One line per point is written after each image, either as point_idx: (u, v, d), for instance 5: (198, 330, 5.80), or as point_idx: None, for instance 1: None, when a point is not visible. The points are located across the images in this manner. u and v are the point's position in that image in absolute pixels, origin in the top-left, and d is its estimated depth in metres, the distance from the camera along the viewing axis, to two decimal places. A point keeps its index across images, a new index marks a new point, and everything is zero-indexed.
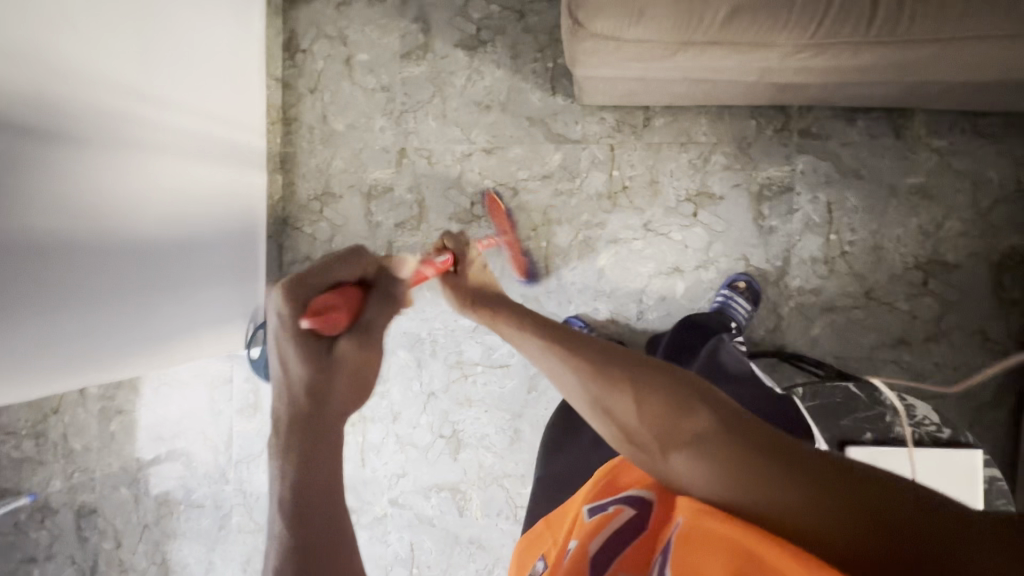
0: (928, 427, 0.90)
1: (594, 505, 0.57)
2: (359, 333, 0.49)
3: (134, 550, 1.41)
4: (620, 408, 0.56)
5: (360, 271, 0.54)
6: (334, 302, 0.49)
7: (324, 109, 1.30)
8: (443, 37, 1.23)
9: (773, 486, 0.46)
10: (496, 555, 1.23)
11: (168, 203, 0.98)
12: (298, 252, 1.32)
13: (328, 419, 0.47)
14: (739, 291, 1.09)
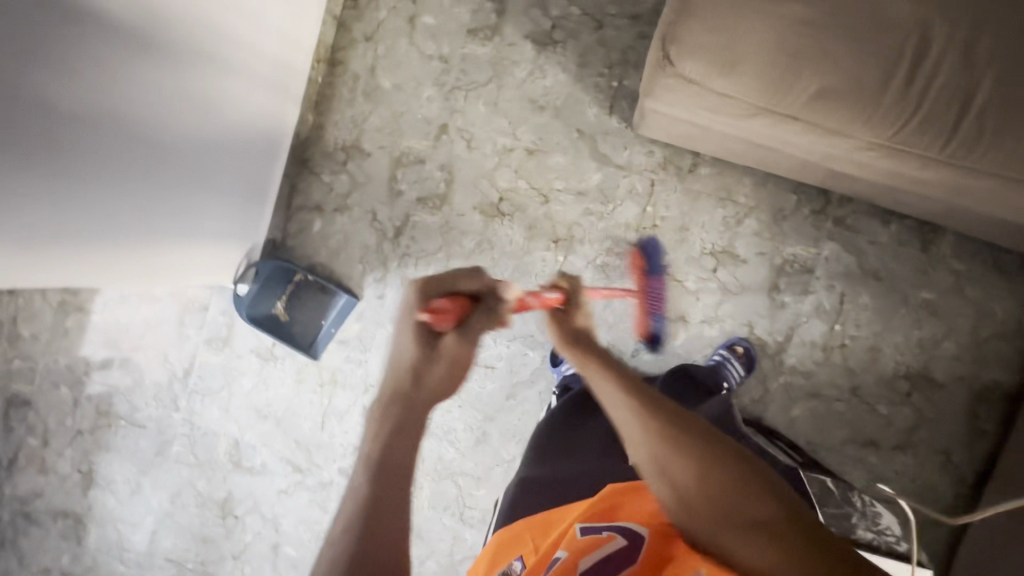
0: (888, 537, 0.87)
1: (588, 525, 0.61)
2: (460, 334, 0.66)
3: (60, 453, 1.35)
4: (676, 470, 0.56)
5: (478, 286, 0.68)
6: (446, 304, 0.66)
7: (375, 61, 1.24)
8: (515, 24, 1.20)
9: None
10: (432, 548, 1.22)
11: (196, 122, 0.94)
12: (310, 198, 1.27)
13: (419, 401, 0.63)
14: (737, 355, 1.10)
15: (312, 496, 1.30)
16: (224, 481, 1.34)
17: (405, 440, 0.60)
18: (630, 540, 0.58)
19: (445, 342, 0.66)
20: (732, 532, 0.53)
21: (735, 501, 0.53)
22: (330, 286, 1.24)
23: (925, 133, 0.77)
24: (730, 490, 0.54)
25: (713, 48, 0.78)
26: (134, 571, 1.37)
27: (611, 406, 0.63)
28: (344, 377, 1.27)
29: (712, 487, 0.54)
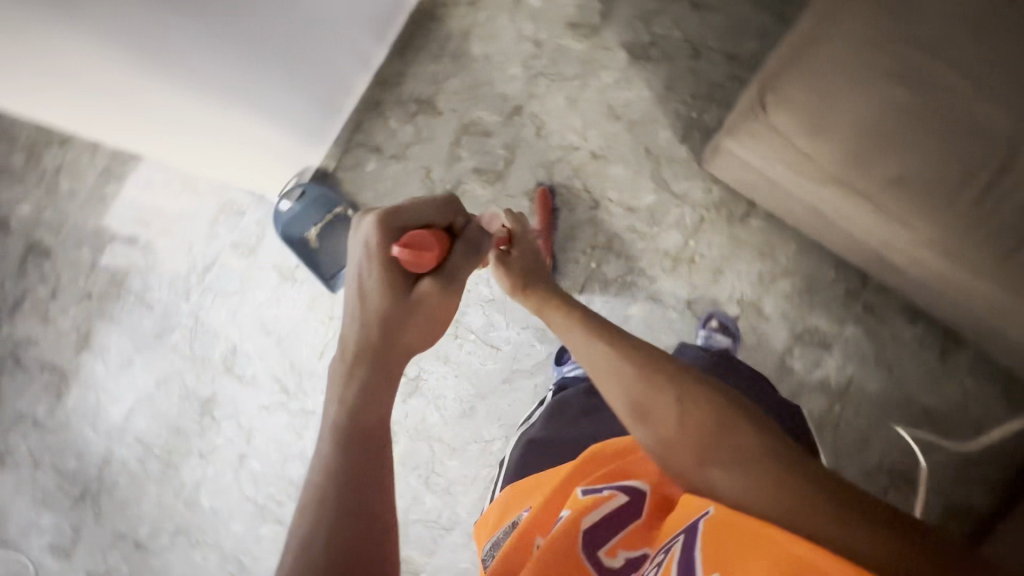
0: None
1: (591, 484, 0.60)
2: (439, 277, 0.64)
3: (65, 309, 1.38)
4: (660, 408, 0.57)
5: (448, 219, 0.68)
6: (419, 236, 0.63)
7: (472, 27, 1.26)
8: (615, 31, 1.21)
9: (791, 497, 0.49)
10: None
11: (281, 23, 0.99)
12: (371, 138, 1.29)
13: (393, 351, 0.61)
14: (716, 329, 1.11)
15: (291, 420, 1.32)
16: (211, 381, 1.36)
17: (376, 394, 0.58)
18: (631, 498, 0.59)
19: (426, 284, 0.63)
20: (714, 463, 0.54)
21: (721, 434, 0.54)
22: None
23: (1001, 244, 0.76)
24: (709, 423, 0.55)
25: (811, 105, 0.81)
26: (101, 440, 1.39)
27: (599, 354, 0.64)
28: None
29: (698, 420, 0.56)
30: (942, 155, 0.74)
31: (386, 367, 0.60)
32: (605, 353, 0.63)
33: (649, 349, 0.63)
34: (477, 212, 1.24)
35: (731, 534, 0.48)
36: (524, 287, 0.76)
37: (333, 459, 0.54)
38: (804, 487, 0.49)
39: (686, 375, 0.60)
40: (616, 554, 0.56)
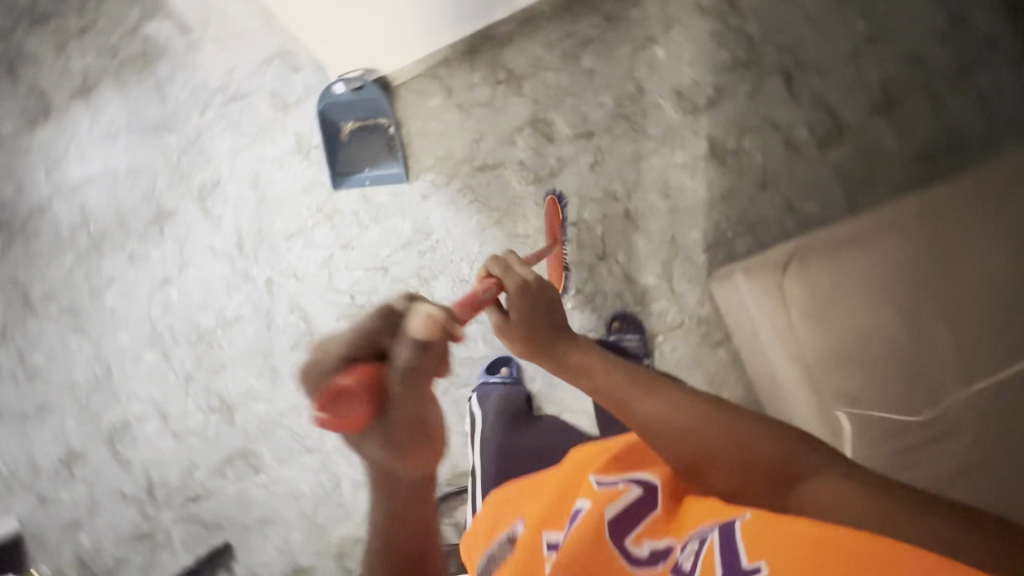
0: None
1: (602, 479, 0.59)
2: (384, 407, 0.46)
3: (85, 52, 1.34)
4: (710, 438, 0.55)
5: (368, 341, 0.47)
6: (348, 381, 0.45)
7: (594, 39, 1.25)
8: (711, 121, 1.21)
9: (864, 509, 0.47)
10: (273, 395, 1.27)
11: None
12: (449, 78, 1.28)
13: (401, 481, 0.51)
14: (621, 327, 1.19)
15: (228, 275, 1.30)
16: (179, 198, 1.32)
17: (407, 509, 0.53)
18: (642, 491, 0.57)
19: (378, 422, 0.46)
20: (781, 490, 0.52)
21: (772, 455, 0.53)
22: (398, 152, 1.27)
23: (905, 436, 0.80)
24: (764, 452, 0.53)
25: (831, 279, 0.85)
26: (47, 187, 1.35)
27: (646, 405, 0.58)
28: (338, 220, 1.27)
29: (754, 445, 0.53)
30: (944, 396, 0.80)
31: (400, 488, 0.51)
32: (651, 411, 0.58)
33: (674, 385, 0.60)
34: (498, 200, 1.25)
35: (788, 533, 0.46)
36: (534, 325, 0.66)
37: (381, 546, 0.54)
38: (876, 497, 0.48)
39: (723, 405, 0.57)
40: (644, 547, 0.53)
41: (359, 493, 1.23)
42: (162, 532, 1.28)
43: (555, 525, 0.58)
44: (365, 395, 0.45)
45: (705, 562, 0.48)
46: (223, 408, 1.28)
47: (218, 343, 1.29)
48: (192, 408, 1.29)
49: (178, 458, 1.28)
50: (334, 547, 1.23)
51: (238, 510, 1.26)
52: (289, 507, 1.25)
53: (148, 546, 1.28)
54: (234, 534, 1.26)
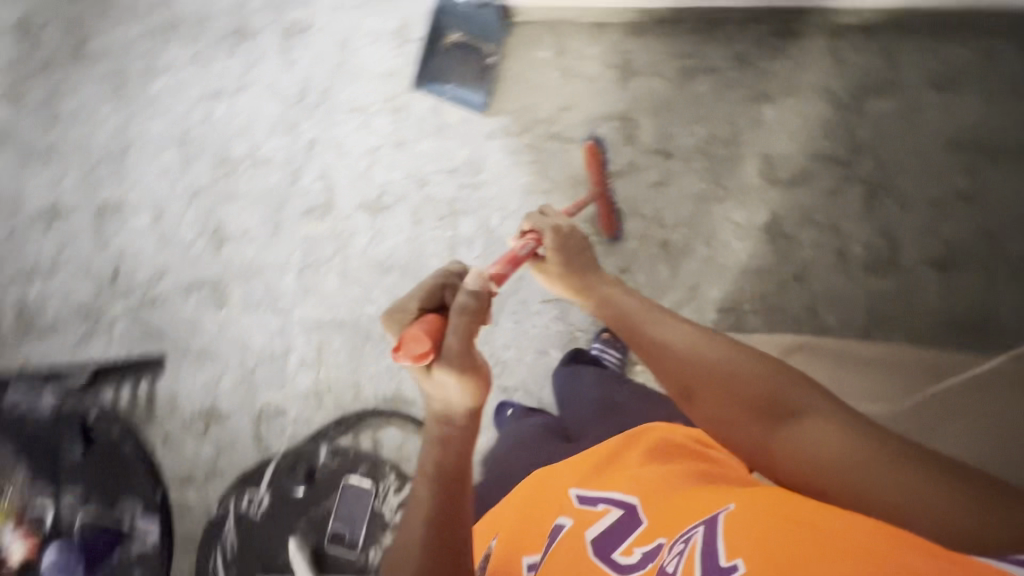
0: None
1: (585, 495, 0.65)
2: (454, 355, 0.54)
3: None
4: (718, 375, 0.65)
5: (427, 297, 0.62)
6: (420, 332, 0.55)
7: (714, 71, 1.24)
8: (781, 197, 1.21)
9: (879, 473, 0.50)
10: (266, 247, 1.26)
11: None
12: (566, 39, 1.26)
13: (453, 478, 0.56)
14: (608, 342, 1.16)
15: (277, 118, 1.28)
16: (266, 25, 1.30)
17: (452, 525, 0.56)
18: (625, 509, 0.61)
19: (442, 372, 0.54)
20: (780, 427, 0.59)
21: (778, 394, 0.61)
22: (486, 82, 1.24)
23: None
24: (764, 392, 0.61)
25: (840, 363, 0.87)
26: None
27: (661, 332, 0.73)
28: (401, 117, 1.26)
29: (759, 385, 0.62)
30: (1001, 434, 0.70)
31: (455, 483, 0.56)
32: (666, 340, 0.71)
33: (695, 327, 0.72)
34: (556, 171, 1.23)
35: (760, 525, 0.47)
36: (574, 267, 0.89)
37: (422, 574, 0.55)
38: (885, 457, 0.51)
39: (735, 347, 0.67)
40: (633, 555, 0.56)
41: (301, 373, 1.23)
42: (104, 319, 1.26)
43: (532, 548, 0.65)
44: (435, 344, 0.55)
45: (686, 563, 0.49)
46: (215, 235, 1.27)
47: (239, 175, 1.28)
48: (187, 221, 1.28)
49: (153, 260, 1.28)
50: (256, 410, 1.22)
51: (184, 333, 1.25)
52: (233, 354, 1.24)
53: (86, 325, 1.26)
54: (170, 353, 1.24)
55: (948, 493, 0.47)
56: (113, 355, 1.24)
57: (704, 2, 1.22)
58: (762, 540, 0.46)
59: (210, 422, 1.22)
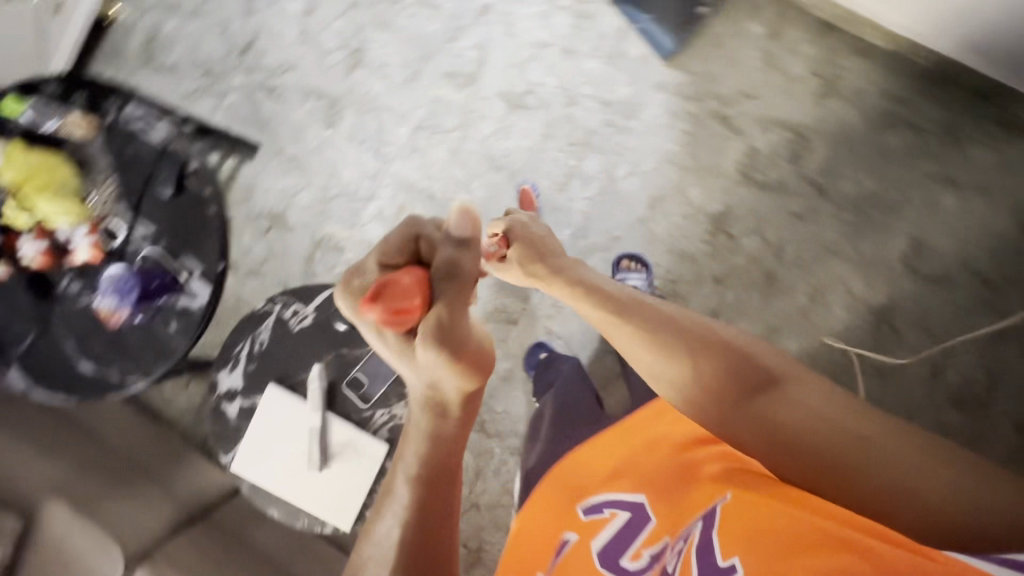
0: (349, 489, 0.89)
1: (591, 507, 0.67)
2: (438, 322, 0.49)
3: None
4: (689, 337, 0.56)
5: (405, 252, 0.54)
6: (400, 280, 0.48)
7: (916, 131, 1.12)
8: (912, 289, 1.11)
9: (873, 448, 0.45)
10: (394, 88, 1.21)
11: None
12: (787, 23, 1.13)
13: (441, 484, 0.57)
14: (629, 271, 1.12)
15: None
16: None
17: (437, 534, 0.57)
18: (634, 514, 0.63)
19: (427, 349, 0.49)
20: (757, 402, 0.50)
21: (753, 366, 0.53)
22: (686, 29, 1.13)
23: None
24: (739, 360, 0.54)
25: None
26: None
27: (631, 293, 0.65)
28: (583, 23, 1.16)
29: (731, 355, 0.54)
30: None
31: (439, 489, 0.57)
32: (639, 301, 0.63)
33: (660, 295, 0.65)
34: (705, 152, 1.15)
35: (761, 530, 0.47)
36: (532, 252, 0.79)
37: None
38: (873, 429, 0.46)
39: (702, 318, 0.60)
40: (642, 557, 0.59)
41: (372, 224, 1.21)
42: (221, 85, 1.25)
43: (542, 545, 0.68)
44: (419, 301, 0.49)
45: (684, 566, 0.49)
46: (354, 55, 1.22)
47: (401, 6, 1.21)
48: (334, 29, 1.23)
49: (286, 50, 1.24)
50: (318, 236, 1.22)
51: (286, 134, 1.23)
52: (320, 175, 1.23)
53: (202, 82, 1.25)
54: (266, 146, 1.24)
55: (965, 477, 0.42)
56: (215, 122, 1.25)
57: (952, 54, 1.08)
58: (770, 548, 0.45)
59: (273, 225, 1.24)
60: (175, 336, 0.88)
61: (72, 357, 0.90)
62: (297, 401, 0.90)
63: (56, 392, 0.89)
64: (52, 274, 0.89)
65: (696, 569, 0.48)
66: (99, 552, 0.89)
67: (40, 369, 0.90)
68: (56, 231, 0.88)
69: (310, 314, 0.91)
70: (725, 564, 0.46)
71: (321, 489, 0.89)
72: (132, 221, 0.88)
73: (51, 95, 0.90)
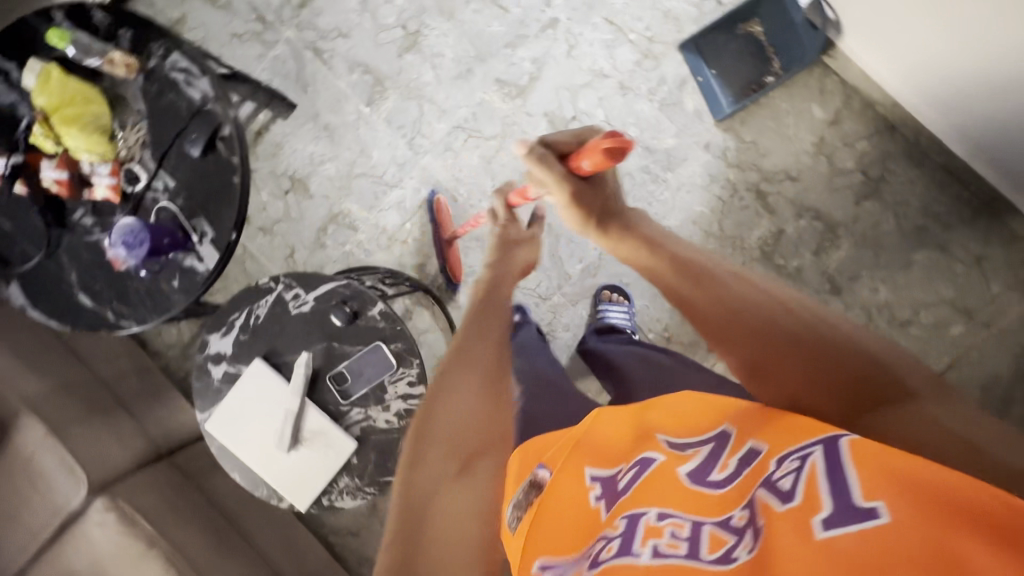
0: (314, 480, 0.91)
1: (671, 439, 0.48)
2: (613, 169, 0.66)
3: None
4: (768, 309, 0.54)
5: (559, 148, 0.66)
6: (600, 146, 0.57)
7: (946, 253, 1.10)
8: None
9: (996, 446, 0.38)
10: (443, 82, 1.18)
11: (962, 12, 0.86)
12: (848, 114, 1.11)
13: (489, 322, 0.72)
14: (613, 300, 1.12)
15: None
16: None
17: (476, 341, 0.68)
18: (719, 436, 0.46)
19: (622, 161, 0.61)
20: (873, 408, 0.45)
21: (837, 345, 0.49)
22: (746, 97, 1.11)
23: None
24: (814, 341, 0.50)
25: None
26: None
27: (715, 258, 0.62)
28: (646, 63, 1.13)
29: (805, 332, 0.51)
30: None
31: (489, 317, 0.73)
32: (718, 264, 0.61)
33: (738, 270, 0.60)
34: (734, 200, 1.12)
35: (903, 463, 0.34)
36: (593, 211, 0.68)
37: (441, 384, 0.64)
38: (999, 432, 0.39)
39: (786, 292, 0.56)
40: (730, 465, 0.43)
41: (392, 210, 1.21)
42: (271, 34, 1.22)
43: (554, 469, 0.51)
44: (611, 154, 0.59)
45: (811, 489, 0.35)
46: (410, 37, 1.19)
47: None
48: (396, 5, 1.19)
49: (343, 16, 1.20)
50: (334, 210, 1.22)
51: (325, 100, 1.21)
52: (349, 150, 1.21)
53: (252, 27, 1.22)
54: (302, 108, 1.22)
55: None
56: (258, 71, 1.22)
57: (1005, 188, 1.06)
58: (894, 477, 0.33)
59: (294, 187, 1.23)
60: (176, 293, 0.89)
61: (72, 288, 0.91)
62: (278, 381, 0.92)
63: (52, 319, 0.91)
64: (69, 203, 0.90)
65: (831, 505, 0.34)
66: (63, 475, 0.92)
67: (38, 292, 0.91)
68: (80, 162, 0.89)
69: (309, 301, 0.92)
70: (867, 506, 0.33)
71: (285, 470, 0.91)
72: (154, 172, 0.88)
73: (97, 27, 0.88)
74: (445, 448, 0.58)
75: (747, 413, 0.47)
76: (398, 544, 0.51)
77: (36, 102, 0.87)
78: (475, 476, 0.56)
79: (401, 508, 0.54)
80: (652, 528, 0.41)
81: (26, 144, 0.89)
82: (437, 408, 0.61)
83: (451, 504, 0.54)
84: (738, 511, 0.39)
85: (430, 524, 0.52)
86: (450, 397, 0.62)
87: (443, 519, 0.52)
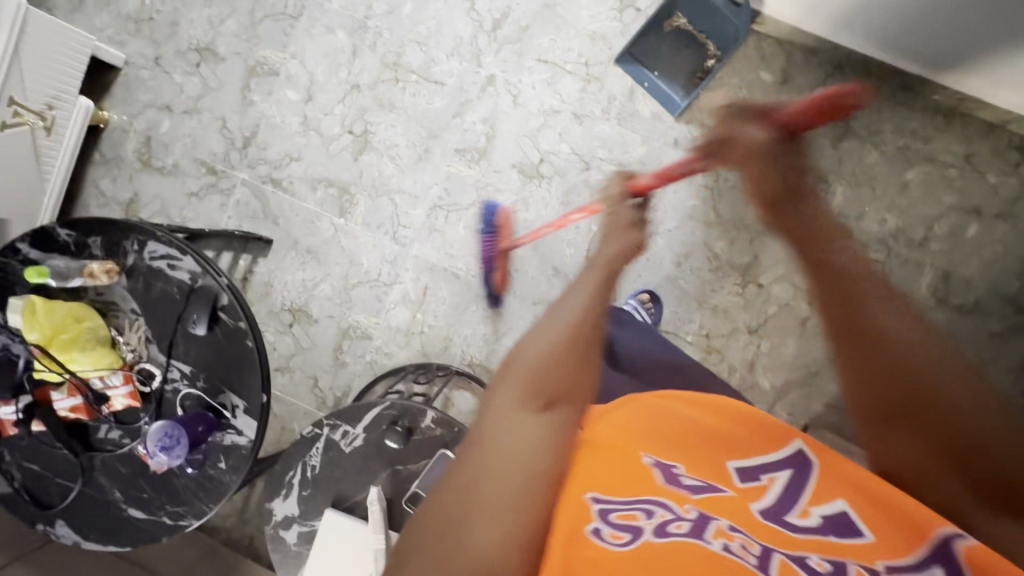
0: None
1: (745, 470, 0.52)
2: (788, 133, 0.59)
3: None
4: (917, 369, 0.54)
5: None
6: None
7: (935, 163, 1.11)
8: (949, 319, 1.10)
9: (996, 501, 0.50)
10: (408, 169, 1.18)
11: None
12: (796, 68, 1.13)
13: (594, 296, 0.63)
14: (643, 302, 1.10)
15: (462, 39, 1.17)
16: None
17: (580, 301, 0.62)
18: (796, 468, 0.52)
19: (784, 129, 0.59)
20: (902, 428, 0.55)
21: (962, 407, 0.52)
22: (695, 86, 1.13)
23: None
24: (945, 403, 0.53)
25: None
26: None
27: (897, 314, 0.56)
28: (592, 87, 1.15)
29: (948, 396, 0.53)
30: None
31: (588, 304, 0.62)
32: (886, 321, 0.57)
33: (900, 314, 0.57)
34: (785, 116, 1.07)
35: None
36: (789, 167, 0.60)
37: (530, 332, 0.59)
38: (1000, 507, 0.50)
39: (945, 364, 0.54)
40: (813, 517, 0.46)
41: (399, 306, 1.19)
42: (226, 182, 1.22)
43: (602, 486, 0.48)
44: None
45: None
46: (360, 138, 1.19)
47: (404, 85, 1.18)
48: (337, 113, 1.19)
49: (289, 140, 1.20)
50: (344, 325, 1.20)
51: (299, 225, 1.21)
52: (338, 264, 1.20)
53: (206, 181, 1.22)
54: (280, 240, 1.21)
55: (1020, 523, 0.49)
56: (224, 221, 1.22)
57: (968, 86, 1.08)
58: None
59: (296, 319, 1.21)
60: (226, 473, 0.86)
61: (120, 505, 0.87)
62: (356, 523, 0.87)
63: (109, 543, 0.88)
64: (91, 423, 0.87)
65: None
66: None
67: (86, 522, 0.88)
68: (90, 381, 0.85)
69: (360, 434, 0.89)
70: None
71: None
72: (167, 363, 0.86)
73: (65, 243, 0.87)
74: (522, 386, 0.52)
75: (842, 486, 0.49)
76: (462, 461, 0.48)
77: (28, 340, 0.85)
78: (550, 418, 0.51)
79: (471, 432, 0.51)
80: (723, 531, 0.43)
81: (31, 382, 0.86)
82: (517, 348, 0.58)
83: (522, 434, 0.49)
84: (815, 556, 0.41)
85: (493, 439, 0.48)
86: (546, 325, 0.59)
87: (510, 440, 0.48)
